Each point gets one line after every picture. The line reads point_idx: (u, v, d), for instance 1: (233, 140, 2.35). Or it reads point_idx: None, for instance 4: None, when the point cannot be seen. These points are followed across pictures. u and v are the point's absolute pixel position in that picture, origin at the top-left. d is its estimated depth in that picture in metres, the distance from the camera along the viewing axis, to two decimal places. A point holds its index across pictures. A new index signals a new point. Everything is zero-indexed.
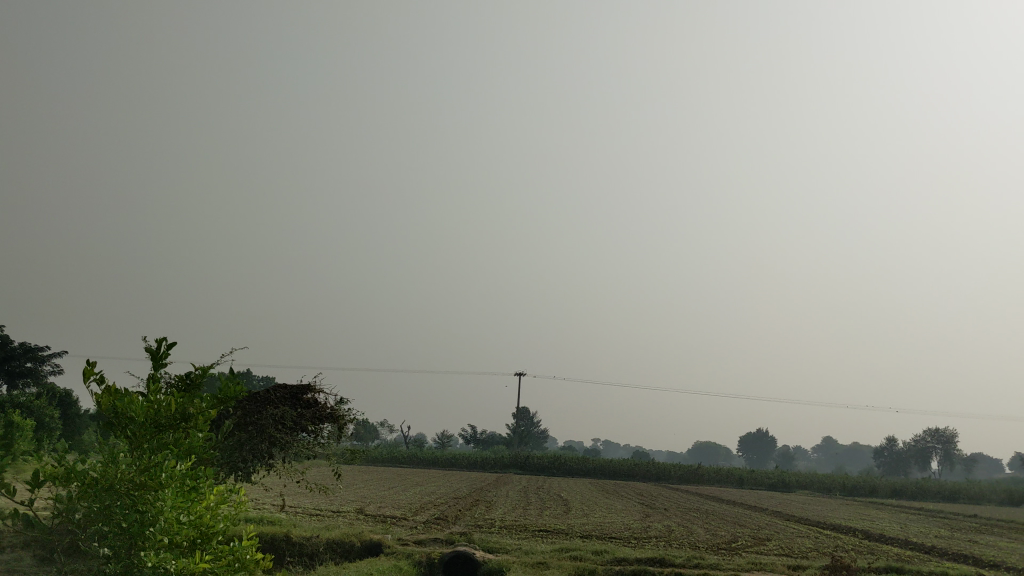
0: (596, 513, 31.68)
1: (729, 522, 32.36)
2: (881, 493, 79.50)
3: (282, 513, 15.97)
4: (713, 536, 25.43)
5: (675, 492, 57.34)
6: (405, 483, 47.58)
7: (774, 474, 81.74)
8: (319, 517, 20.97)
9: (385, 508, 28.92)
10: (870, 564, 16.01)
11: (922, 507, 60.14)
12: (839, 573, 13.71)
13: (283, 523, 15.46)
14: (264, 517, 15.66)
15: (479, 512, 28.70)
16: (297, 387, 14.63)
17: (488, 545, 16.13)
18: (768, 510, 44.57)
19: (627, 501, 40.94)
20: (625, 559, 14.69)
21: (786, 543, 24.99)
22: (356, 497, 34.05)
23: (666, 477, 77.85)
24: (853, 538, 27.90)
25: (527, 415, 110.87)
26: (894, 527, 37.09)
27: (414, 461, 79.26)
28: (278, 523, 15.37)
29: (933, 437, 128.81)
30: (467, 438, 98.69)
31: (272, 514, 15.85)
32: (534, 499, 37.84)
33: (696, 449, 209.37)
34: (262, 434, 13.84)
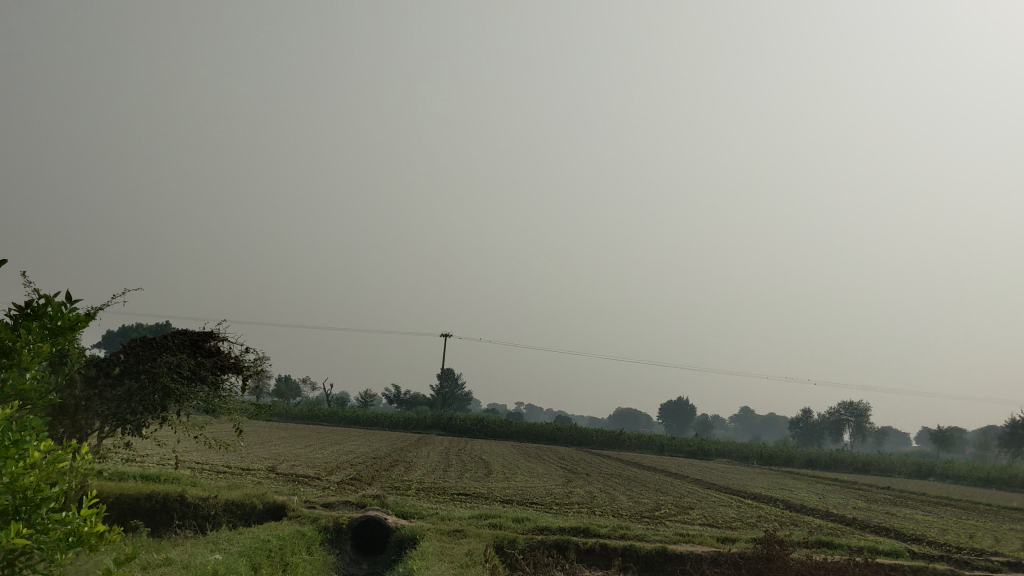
0: (518, 477, 30.95)
1: (652, 489, 31.94)
2: (797, 463, 80.84)
3: (176, 471, 14.70)
4: (636, 503, 24.84)
5: (596, 457, 57.14)
6: (323, 441, 46.33)
7: (694, 442, 82.43)
8: (221, 475, 19.72)
9: (298, 467, 27.75)
10: (799, 538, 15.44)
11: (837, 478, 61.09)
12: (773, 547, 13.02)
13: (177, 481, 14.20)
14: (156, 474, 14.38)
15: (396, 473, 27.73)
16: (198, 333, 13.33)
17: (402, 509, 15.08)
18: (689, 477, 44.46)
19: (549, 466, 40.36)
20: (548, 528, 13.81)
21: (709, 512, 24.53)
22: (269, 454, 32.76)
23: (588, 442, 77.93)
24: (775, 509, 27.64)
25: (452, 376, 110.22)
26: (812, 497, 37.19)
27: (335, 419, 77.94)
28: (171, 480, 14.11)
29: (847, 410, 131.74)
30: (391, 397, 97.56)
31: (169, 470, 14.62)
32: (455, 461, 37.01)
33: (616, 415, 211.50)
34: (155, 384, 12.62)
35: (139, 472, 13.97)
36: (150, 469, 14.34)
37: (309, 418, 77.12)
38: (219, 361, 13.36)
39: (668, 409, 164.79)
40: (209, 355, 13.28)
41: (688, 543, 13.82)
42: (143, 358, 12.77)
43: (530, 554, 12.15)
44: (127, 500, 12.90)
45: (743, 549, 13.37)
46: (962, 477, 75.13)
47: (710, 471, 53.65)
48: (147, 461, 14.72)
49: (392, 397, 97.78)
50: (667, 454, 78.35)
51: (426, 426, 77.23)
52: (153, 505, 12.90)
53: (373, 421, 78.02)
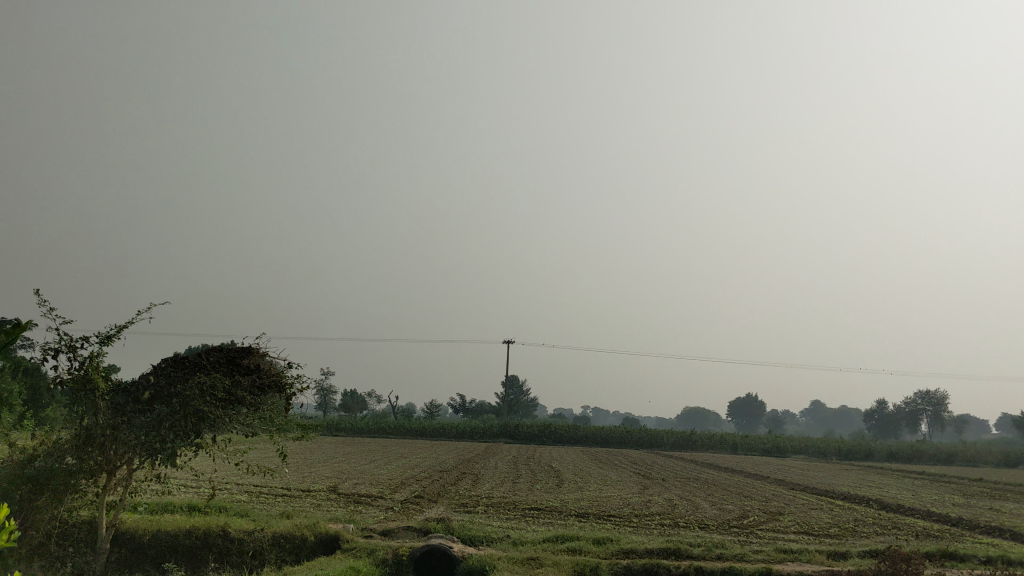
0: (592, 486, 29.34)
1: (735, 493, 30.01)
2: (877, 457, 77.64)
3: (217, 501, 13.43)
4: (721, 511, 23.16)
5: (668, 460, 55.25)
6: (389, 456, 45.20)
7: (768, 439, 79.80)
8: (268, 501, 18.47)
9: (361, 486, 26.50)
10: (916, 548, 13.68)
11: (923, 472, 58.13)
12: (897, 562, 11.31)
13: (218, 511, 12.92)
14: (195, 505, 13.15)
15: (462, 489, 26.24)
16: (235, 350, 12.15)
17: (468, 533, 13.59)
18: (770, 478, 42.29)
19: (623, 472, 38.59)
20: (633, 551, 12.23)
21: (802, 517, 22.70)
22: (331, 473, 31.61)
23: (659, 445, 75.84)
24: (870, 511, 25.57)
25: (516, 383, 109.00)
26: (906, 494, 34.82)
27: (400, 432, 77.08)
28: (211, 512, 12.83)
29: (923, 399, 127.14)
30: (456, 407, 96.69)
31: (208, 500, 13.38)
32: (523, 472, 35.52)
33: (684, 415, 207.95)
34: (187, 408, 11.29)
35: (176, 505, 12.73)
36: (192, 501, 13.12)
37: (375, 431, 76.34)
38: (259, 379, 12.07)
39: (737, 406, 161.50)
40: (249, 373, 12.00)
41: (794, 561, 12.13)
42: (174, 379, 11.57)
43: None
44: (165, 537, 11.70)
45: (860, 568, 11.67)
46: None
47: (789, 470, 51.31)
48: (186, 491, 13.52)
49: (457, 407, 96.89)
50: (741, 453, 75.83)
51: (492, 434, 76.01)
52: (193, 543, 11.68)
53: (439, 432, 77.02)
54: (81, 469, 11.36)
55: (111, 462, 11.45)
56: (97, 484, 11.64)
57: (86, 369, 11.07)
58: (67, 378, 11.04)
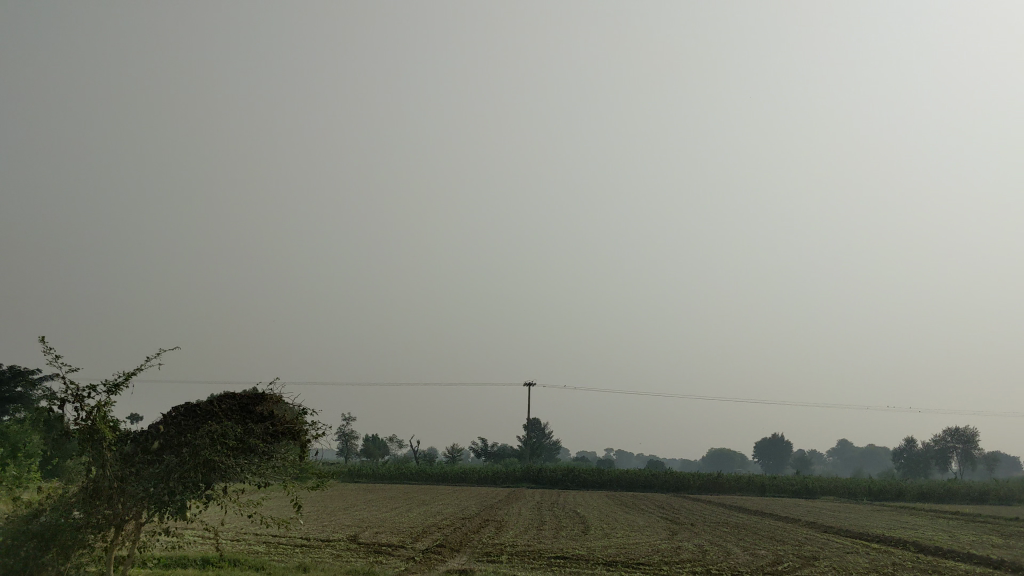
0: (619, 532, 28.57)
1: (766, 537, 29.12)
2: (908, 497, 76.01)
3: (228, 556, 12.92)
4: (753, 556, 22.50)
5: (695, 502, 54.21)
6: (410, 502, 44.52)
7: (796, 480, 78.38)
8: (285, 555, 17.93)
9: (382, 535, 25.88)
10: None
11: (957, 511, 56.70)
12: None
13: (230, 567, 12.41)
14: (207, 559, 12.65)
15: (486, 536, 25.65)
16: (248, 397, 11.75)
17: None
18: (801, 520, 41.23)
19: (650, 517, 37.71)
20: None
21: (837, 562, 22.00)
22: (353, 521, 31.03)
23: (685, 487, 74.61)
24: (908, 554, 24.66)
25: (538, 427, 108.27)
26: (941, 536, 33.84)
27: (423, 477, 76.37)
28: (224, 568, 12.31)
29: (953, 436, 125.01)
30: (479, 451, 95.88)
31: (219, 555, 12.87)
32: (548, 517, 34.76)
33: (710, 457, 205.42)
34: (196, 459, 10.83)
35: (187, 563, 12.23)
36: (206, 555, 12.60)
37: (397, 477, 75.64)
38: (274, 426, 11.63)
39: (763, 448, 159.89)
40: (262, 420, 11.57)
41: None
42: (185, 429, 11.15)
43: None
44: None
45: None
46: None
47: (819, 512, 50.13)
48: (196, 546, 13.03)
49: (479, 451, 96.13)
50: (769, 495, 74.46)
51: (516, 479, 75.12)
52: None
53: (461, 477, 76.23)
54: (88, 524, 10.89)
55: (119, 515, 10.97)
56: (105, 539, 11.15)
57: (93, 420, 10.68)
58: (73, 429, 10.62)
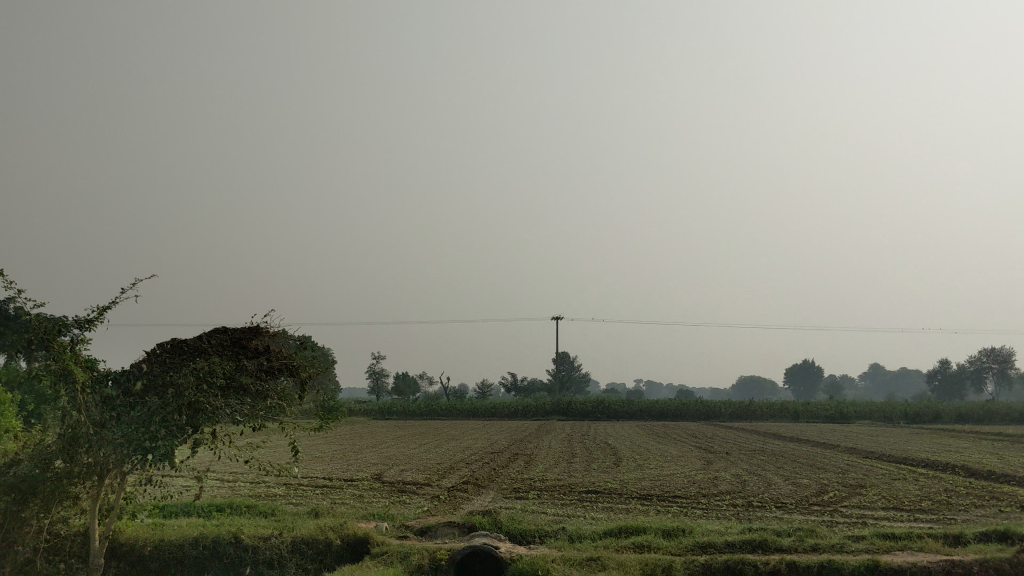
0: (652, 464, 27.45)
1: (806, 466, 27.87)
2: (945, 420, 74.33)
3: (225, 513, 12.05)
4: (797, 486, 21.36)
5: (727, 430, 53.12)
6: (439, 438, 43.84)
7: (830, 405, 77.00)
8: (299, 499, 16.99)
9: (407, 473, 24.97)
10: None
11: (996, 432, 55.10)
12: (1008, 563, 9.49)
13: (226, 523, 11.52)
14: (200, 515, 11.75)
15: (515, 471, 24.73)
16: (241, 330, 10.58)
17: (518, 528, 11.92)
18: (840, 447, 39.90)
19: (683, 447, 36.55)
20: (714, 545, 10.48)
21: (888, 489, 20.83)
22: (378, 459, 30.18)
23: (717, 416, 73.55)
24: (959, 479, 23.23)
25: (566, 359, 107.61)
26: (988, 458, 32.51)
27: (453, 413, 76.03)
28: (217, 524, 11.42)
29: (988, 356, 122.46)
30: (508, 386, 95.36)
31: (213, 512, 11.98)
32: (579, 450, 33.79)
33: (740, 385, 204.67)
34: (179, 401, 9.69)
35: (182, 519, 11.34)
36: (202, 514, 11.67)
37: (428, 413, 75.34)
38: (269, 362, 10.50)
39: (794, 374, 158.68)
40: (257, 356, 10.45)
41: (902, 548, 10.25)
42: (169, 368, 10.04)
43: None
44: (169, 549, 10.41)
45: (976, 556, 9.85)
46: None
47: (856, 437, 48.83)
48: (189, 502, 12.18)
49: (510, 386, 95.72)
50: (803, 421, 73.15)
51: (547, 412, 74.55)
52: (200, 553, 10.36)
53: (492, 411, 75.85)
54: (70, 473, 9.86)
55: (101, 464, 9.90)
56: (90, 491, 10.15)
57: (65, 361, 9.56)
58: (43, 370, 9.51)
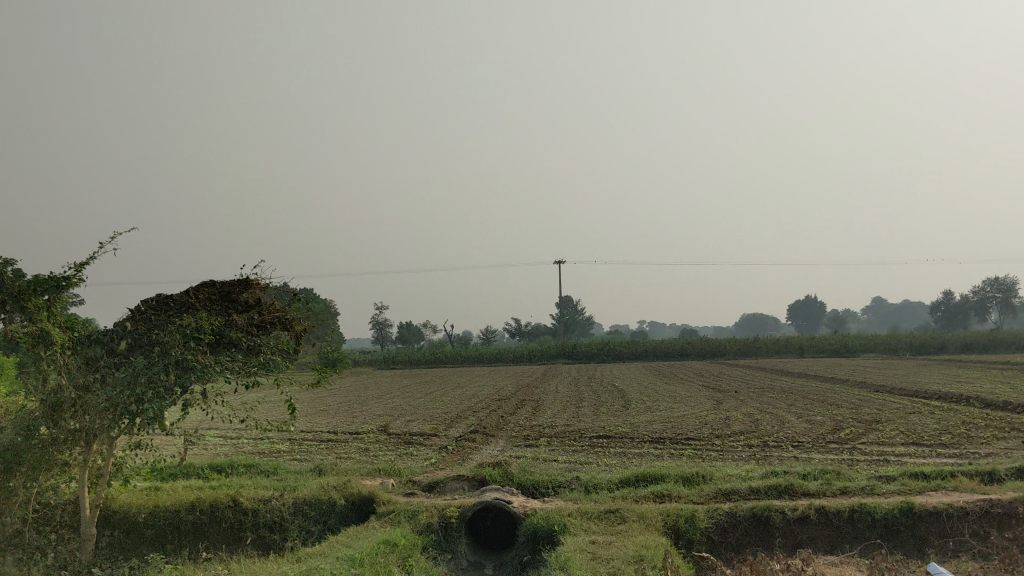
0: (661, 406, 27.01)
1: (817, 401, 27.45)
2: (951, 350, 73.97)
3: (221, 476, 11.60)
4: (811, 423, 20.88)
5: (733, 369, 52.79)
6: (444, 387, 43.46)
7: (835, 339, 76.63)
8: (303, 455, 16.54)
9: (412, 423, 24.54)
10: None
11: (1004, 361, 54.63)
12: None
13: (222, 485, 11.07)
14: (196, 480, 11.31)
15: (522, 418, 24.31)
16: (231, 283, 9.98)
17: (530, 479, 11.43)
18: (849, 381, 39.48)
19: (691, 387, 36.16)
20: (735, 490, 10.00)
21: (904, 423, 20.36)
22: (385, 410, 29.82)
23: (722, 354, 73.23)
24: (974, 410, 22.77)
25: (570, 302, 107.41)
26: (1001, 388, 32.07)
27: (458, 360, 75.82)
28: (213, 486, 10.95)
29: (992, 285, 121.93)
30: (512, 331, 95.15)
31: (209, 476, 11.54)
32: (586, 394, 33.40)
33: (744, 323, 204.88)
34: (166, 360, 9.11)
35: (177, 482, 10.89)
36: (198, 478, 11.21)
37: (432, 361, 75.16)
38: (260, 315, 9.91)
39: (796, 310, 158.51)
40: (247, 309, 9.86)
41: (934, 487, 9.73)
42: (156, 326, 9.45)
43: (724, 553, 8.40)
44: (165, 515, 9.93)
45: (1010, 492, 9.35)
46: None
47: (864, 371, 48.47)
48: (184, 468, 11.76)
49: (513, 331, 95.49)
50: (808, 356, 72.84)
51: (552, 356, 74.32)
52: (198, 518, 9.94)
53: (497, 357, 75.57)
54: (56, 440, 9.30)
55: (88, 429, 9.34)
56: (76, 459, 9.60)
57: (43, 323, 8.94)
58: (20, 334, 8.89)
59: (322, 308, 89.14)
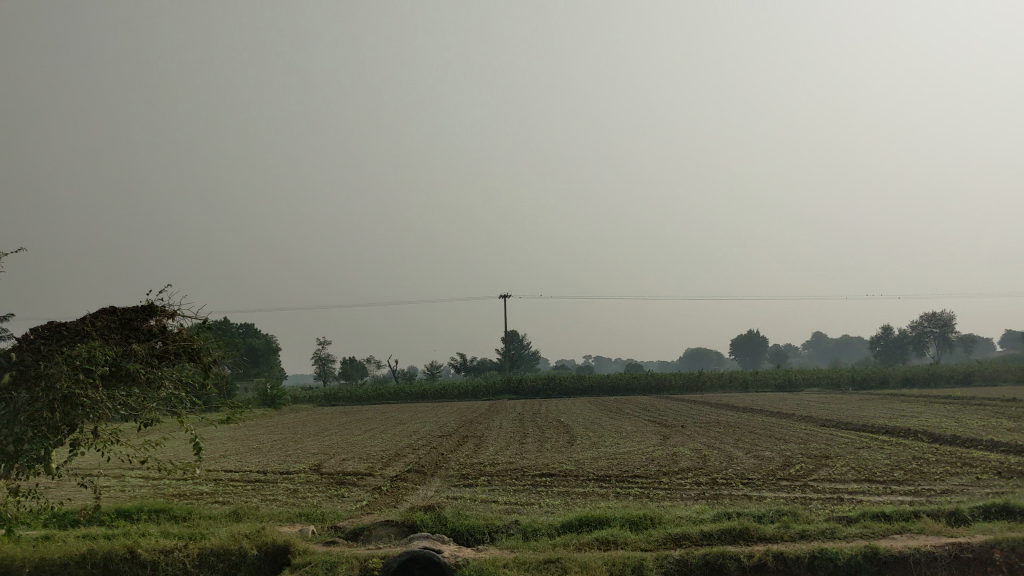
0: (607, 442, 26.24)
1: (765, 437, 26.87)
2: (892, 384, 74.49)
3: (124, 524, 10.49)
4: (759, 460, 20.26)
5: (678, 403, 52.28)
6: (386, 423, 42.19)
7: (778, 374, 76.79)
8: (224, 499, 15.39)
9: (347, 462, 23.37)
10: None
11: (945, 395, 54.95)
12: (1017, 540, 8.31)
13: (122, 535, 9.97)
14: (93, 531, 10.20)
15: (463, 456, 23.36)
16: (132, 310, 9.02)
17: (465, 523, 10.54)
18: (794, 416, 39.13)
19: (637, 422, 35.43)
20: (686, 536, 9.20)
21: (854, 459, 19.84)
22: (320, 448, 28.61)
23: (668, 389, 72.85)
24: (923, 445, 22.36)
25: (515, 337, 106.64)
26: (946, 422, 31.87)
27: (401, 396, 74.42)
28: (113, 536, 9.87)
29: (930, 321, 123.81)
30: (457, 367, 93.98)
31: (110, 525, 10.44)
32: (531, 430, 32.50)
33: (688, 358, 205.87)
34: (51, 396, 8.06)
35: (68, 534, 9.78)
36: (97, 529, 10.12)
37: (375, 397, 73.66)
38: (163, 344, 8.98)
39: (739, 345, 159.59)
40: (150, 339, 8.93)
41: (898, 531, 9.03)
42: (45, 356, 8.40)
43: None
44: (53, 570, 8.85)
45: (975, 536, 8.70)
46: None
47: (809, 405, 48.23)
48: (81, 517, 10.63)
49: (459, 366, 94.29)
50: (753, 391, 72.81)
51: (497, 392, 73.35)
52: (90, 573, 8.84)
53: (441, 393, 74.32)
54: None
55: None
56: None
57: None
58: None
59: (262, 343, 87.16)
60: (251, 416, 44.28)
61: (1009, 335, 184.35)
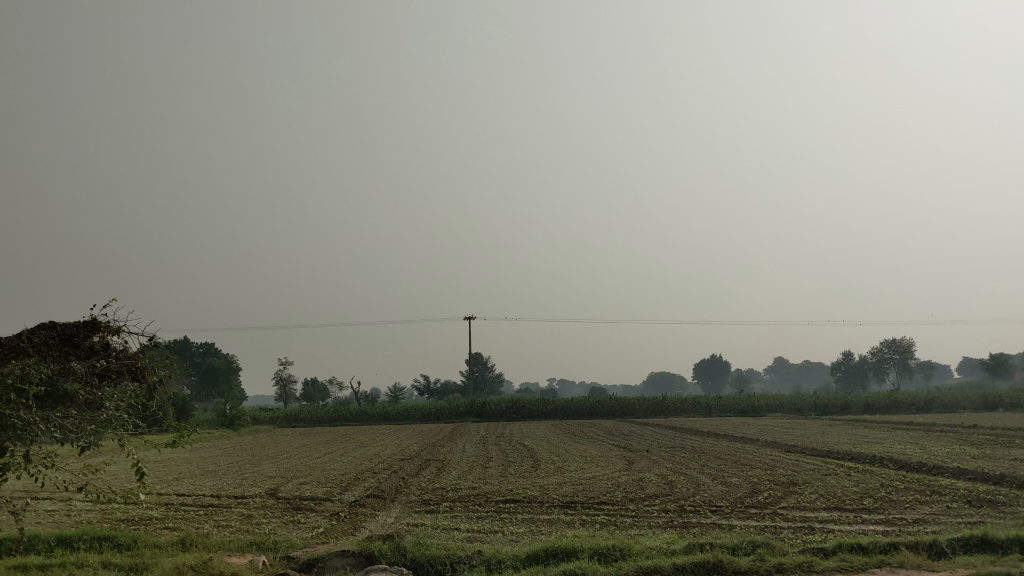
0: (572, 466, 25.79)
1: (731, 462, 26.56)
2: (854, 410, 74.72)
3: (63, 555, 9.88)
4: (726, 486, 19.92)
5: (642, 428, 51.92)
6: (346, 446, 41.40)
7: (741, 399, 76.78)
8: (174, 525, 14.74)
9: (305, 486, 22.71)
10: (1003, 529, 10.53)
11: (906, 421, 55.12)
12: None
13: (60, 566, 9.36)
14: (29, 561, 9.59)
15: (425, 480, 22.80)
16: (74, 326, 8.46)
17: (425, 553, 10.04)
18: (759, 441, 38.89)
19: (602, 446, 35.03)
20: (657, 570, 8.76)
21: (822, 486, 19.56)
22: (278, 471, 27.87)
23: (632, 413, 72.53)
24: (890, 472, 22.14)
25: (479, 360, 106.00)
26: (910, 449, 31.75)
27: (364, 418, 73.49)
28: (49, 567, 9.26)
29: (889, 346, 124.84)
30: (421, 389, 93.12)
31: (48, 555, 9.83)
32: (494, 453, 31.95)
33: (651, 382, 206.08)
34: None
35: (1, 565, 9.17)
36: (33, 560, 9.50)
37: (337, 419, 72.65)
38: (105, 363, 8.43)
39: (702, 369, 159.96)
40: (91, 357, 8.38)
41: (876, 566, 8.65)
42: None
43: None
44: None
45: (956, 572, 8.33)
46: (1017, 405, 68.70)
47: (772, 430, 48.07)
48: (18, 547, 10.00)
49: (422, 388, 93.42)
50: (716, 415, 72.70)
51: (460, 415, 72.64)
52: None
53: (404, 415, 73.45)
54: None
55: None
56: None
57: None
58: None
59: (223, 363, 85.83)
60: (208, 437, 43.28)
61: (966, 362, 186.56)
